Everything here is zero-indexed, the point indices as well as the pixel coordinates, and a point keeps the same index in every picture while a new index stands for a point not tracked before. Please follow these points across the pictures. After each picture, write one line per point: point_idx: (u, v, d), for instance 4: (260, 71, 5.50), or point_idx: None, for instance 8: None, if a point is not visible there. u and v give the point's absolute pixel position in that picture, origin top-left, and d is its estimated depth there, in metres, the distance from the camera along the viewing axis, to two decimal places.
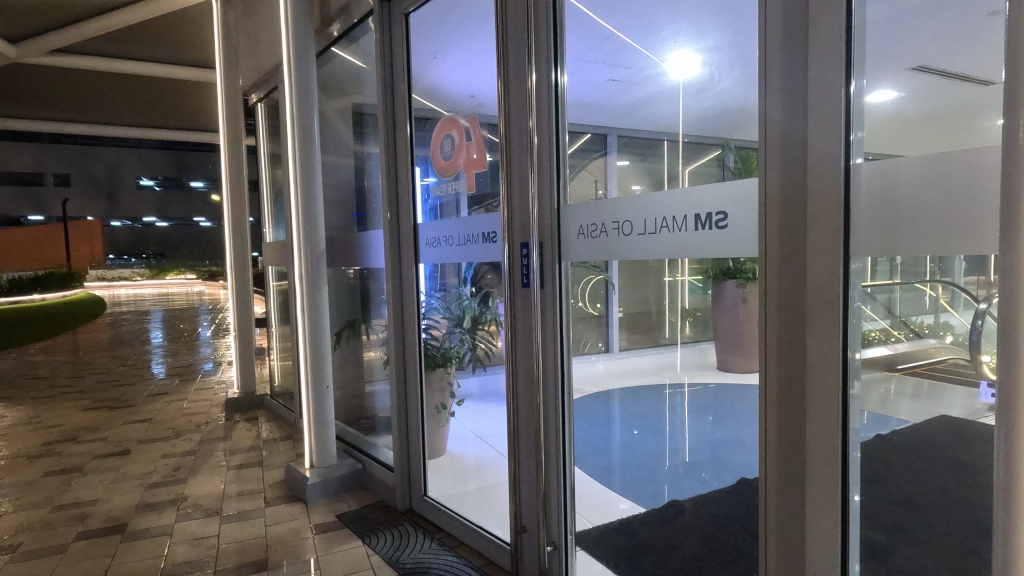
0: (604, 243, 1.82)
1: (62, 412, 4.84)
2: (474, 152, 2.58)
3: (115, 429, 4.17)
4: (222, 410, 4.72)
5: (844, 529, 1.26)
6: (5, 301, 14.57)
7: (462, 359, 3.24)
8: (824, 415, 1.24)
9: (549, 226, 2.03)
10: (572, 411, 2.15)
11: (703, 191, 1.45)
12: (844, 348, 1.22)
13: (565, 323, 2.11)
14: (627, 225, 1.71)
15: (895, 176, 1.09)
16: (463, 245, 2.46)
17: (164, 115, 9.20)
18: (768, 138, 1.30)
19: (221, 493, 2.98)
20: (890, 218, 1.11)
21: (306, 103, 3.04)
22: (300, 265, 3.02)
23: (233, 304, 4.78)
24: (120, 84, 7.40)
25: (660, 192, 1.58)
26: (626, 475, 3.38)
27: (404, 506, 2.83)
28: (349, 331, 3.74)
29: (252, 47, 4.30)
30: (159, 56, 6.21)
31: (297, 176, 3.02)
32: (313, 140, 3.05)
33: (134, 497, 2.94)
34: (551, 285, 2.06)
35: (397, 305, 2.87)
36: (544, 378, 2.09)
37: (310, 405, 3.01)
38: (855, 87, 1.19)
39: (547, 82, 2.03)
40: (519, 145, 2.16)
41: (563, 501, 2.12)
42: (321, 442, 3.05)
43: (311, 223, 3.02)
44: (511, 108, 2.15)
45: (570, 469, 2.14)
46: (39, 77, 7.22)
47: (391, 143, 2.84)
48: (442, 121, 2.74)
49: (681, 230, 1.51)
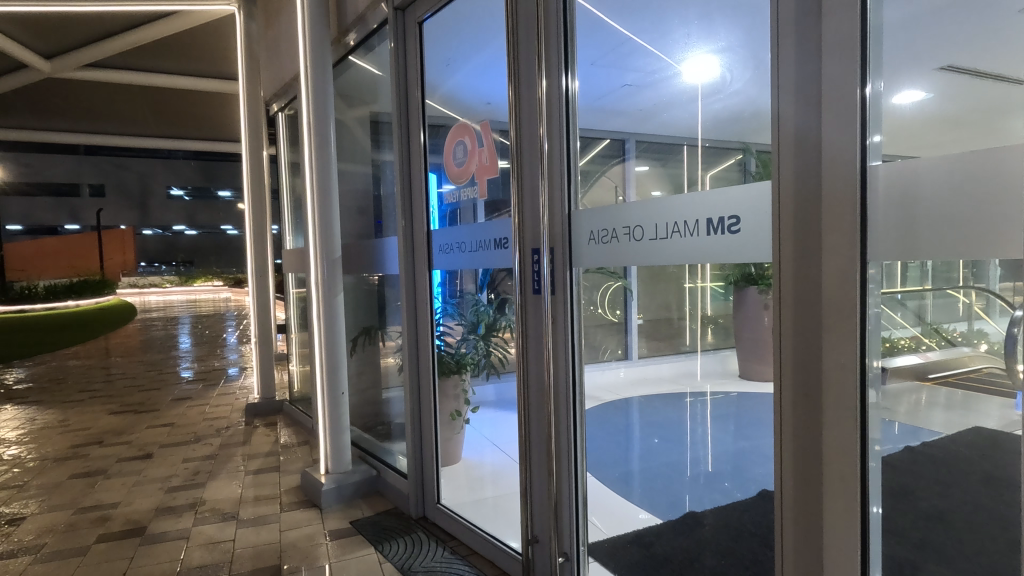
0: (616, 248, 1.80)
1: (89, 415, 4.96)
2: (485, 159, 2.60)
3: (138, 433, 4.24)
4: (243, 415, 4.79)
5: (864, 543, 1.20)
6: (40, 308, 15.09)
7: (476, 366, 3.23)
8: (841, 423, 1.19)
9: (560, 230, 2.01)
10: (584, 418, 2.13)
11: (713, 195, 1.43)
12: (862, 356, 1.17)
13: (576, 331, 2.08)
14: (639, 230, 1.68)
15: (916, 176, 1.05)
16: (475, 251, 2.47)
17: (193, 126, 9.48)
18: (780, 139, 1.26)
19: (239, 498, 3.00)
20: (910, 221, 1.06)
21: (323, 112, 3.07)
22: (316, 272, 3.06)
23: (255, 310, 4.85)
24: (149, 97, 7.64)
25: (671, 197, 1.55)
26: (643, 487, 3.30)
27: (417, 514, 2.82)
28: (364, 338, 3.78)
29: (273, 58, 4.39)
30: (185, 69, 6.39)
31: (314, 184, 3.05)
32: (330, 149, 3.08)
33: (154, 500, 2.98)
34: (562, 291, 2.04)
35: (411, 312, 2.87)
36: (555, 385, 2.07)
37: (325, 410, 3.03)
38: (871, 89, 1.15)
39: (557, 89, 2.02)
40: (530, 152, 2.14)
41: (575, 509, 2.09)
42: (337, 447, 3.07)
43: (326, 231, 3.06)
44: (522, 116, 2.15)
45: (582, 476, 2.12)
46: (74, 91, 7.47)
47: (405, 150, 2.86)
48: (454, 128, 2.77)
49: (693, 235, 1.48)
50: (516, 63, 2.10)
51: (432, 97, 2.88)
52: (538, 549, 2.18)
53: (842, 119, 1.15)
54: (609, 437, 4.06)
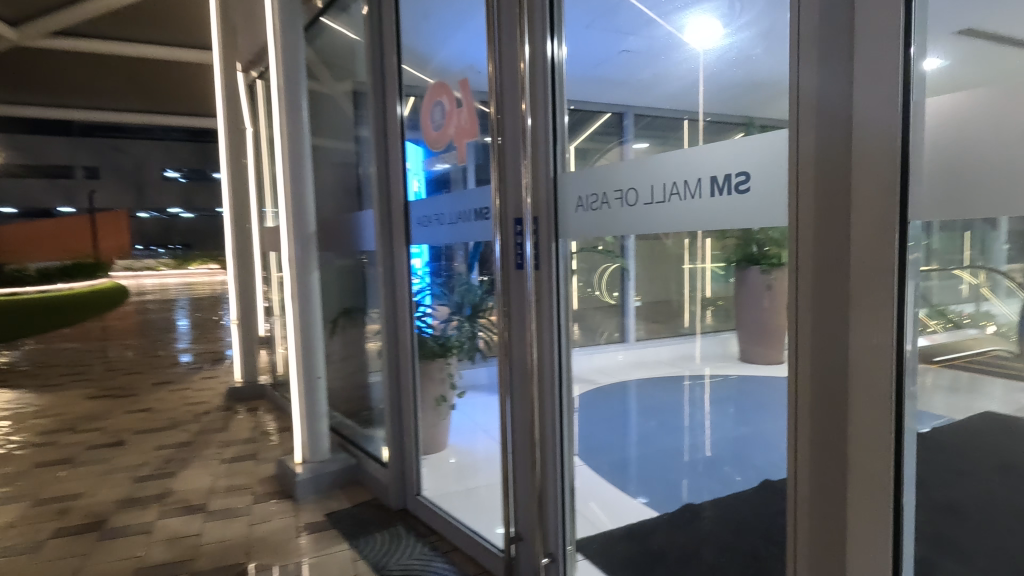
0: (605, 215, 1.60)
1: (65, 400, 4.77)
2: (464, 121, 2.43)
3: (114, 419, 4.06)
4: (224, 399, 4.62)
5: (898, 555, 1.00)
6: (31, 292, 14.87)
7: (462, 349, 3.04)
8: (873, 413, 0.99)
9: (545, 198, 1.81)
10: (571, 403, 1.95)
11: (719, 149, 1.22)
12: (900, 337, 0.96)
13: (564, 309, 1.89)
14: (632, 194, 1.48)
15: (977, 113, 0.84)
16: (455, 224, 2.27)
17: (178, 102, 9.20)
18: (802, 78, 1.05)
19: (210, 488, 2.83)
20: (967, 170, 0.86)
21: (294, 76, 2.85)
22: (288, 249, 2.85)
23: (235, 291, 4.65)
24: (129, 70, 7.35)
25: (669, 153, 1.36)
26: (644, 485, 3.00)
27: (398, 506, 2.66)
28: (344, 318, 3.64)
29: (247, 21, 4.15)
30: (163, 39, 6.13)
31: (284, 152, 2.84)
32: (302, 116, 2.86)
33: (119, 490, 2.81)
34: (547, 266, 1.84)
35: (390, 293, 2.68)
36: (539, 367, 1.89)
37: (300, 396, 2.85)
38: (919, 14, 0.93)
39: (542, 57, 1.81)
40: (512, 123, 1.94)
41: (561, 502, 1.93)
42: (313, 434, 2.89)
43: (299, 205, 2.85)
44: (504, 90, 1.94)
45: (569, 465, 1.95)
46: (50, 63, 7.17)
47: (381, 125, 2.65)
48: (432, 87, 2.57)
49: (694, 197, 1.28)
50: (496, 27, 1.89)
51: (409, 61, 2.65)
52: (522, 547, 2.03)
53: (880, 49, 0.93)
54: (604, 423, 3.87)
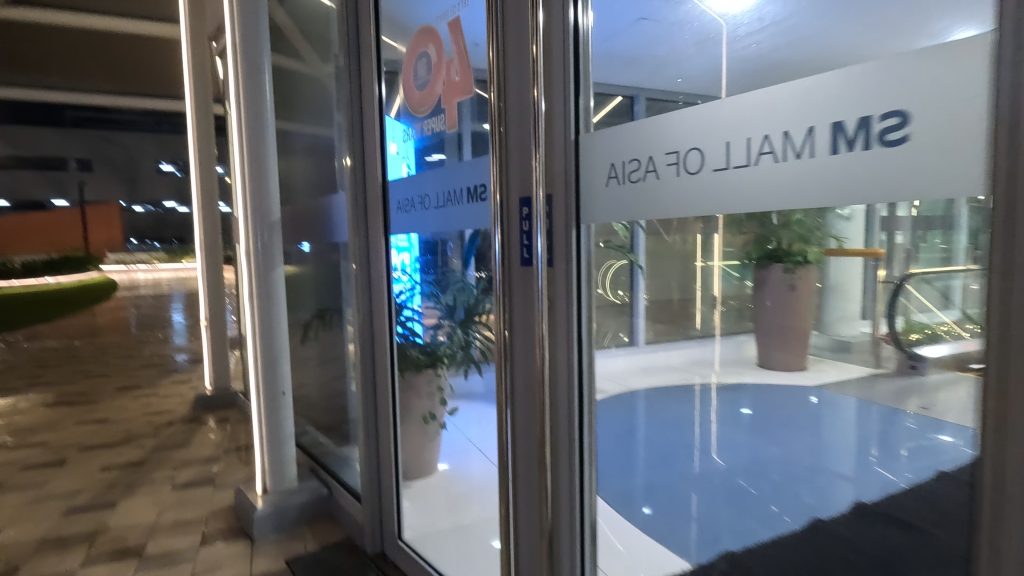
0: (646, 189, 1.15)
1: (16, 407, 4.31)
2: (455, 73, 1.92)
3: (62, 432, 3.61)
4: (192, 408, 4.18)
5: None
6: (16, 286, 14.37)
7: (454, 360, 2.53)
8: None
9: (561, 169, 1.35)
10: (593, 437, 1.50)
11: (852, 80, 0.80)
12: None
13: (585, 315, 1.45)
14: (691, 156, 1.04)
15: None
16: (443, 207, 1.82)
17: (158, 83, 8.73)
18: None
19: (152, 524, 2.39)
20: None
21: (254, 37, 2.37)
22: (247, 241, 2.39)
23: (204, 287, 4.20)
24: (102, 47, 6.90)
25: (755, 95, 0.92)
26: (654, 506, 2.65)
27: (375, 549, 2.22)
28: (318, 321, 3.20)
29: None
30: (136, 12, 5.69)
31: (243, 125, 2.38)
32: (263, 83, 2.39)
33: (44, 527, 2.36)
34: (564, 261, 1.39)
35: (365, 292, 2.23)
36: (551, 389, 1.45)
37: (261, 417, 2.41)
38: None
39: (559, 23, 1.35)
40: (516, 86, 1.49)
41: (578, 557, 1.49)
42: (276, 461, 2.44)
43: (260, 190, 2.39)
44: (509, 60, 1.49)
45: (587, 505, 1.50)
46: (20, 37, 6.67)
47: (356, 108, 2.21)
48: (415, 33, 2.09)
49: (804, 156, 0.86)
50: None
51: (387, 31, 2.22)
52: None
53: None
54: None
